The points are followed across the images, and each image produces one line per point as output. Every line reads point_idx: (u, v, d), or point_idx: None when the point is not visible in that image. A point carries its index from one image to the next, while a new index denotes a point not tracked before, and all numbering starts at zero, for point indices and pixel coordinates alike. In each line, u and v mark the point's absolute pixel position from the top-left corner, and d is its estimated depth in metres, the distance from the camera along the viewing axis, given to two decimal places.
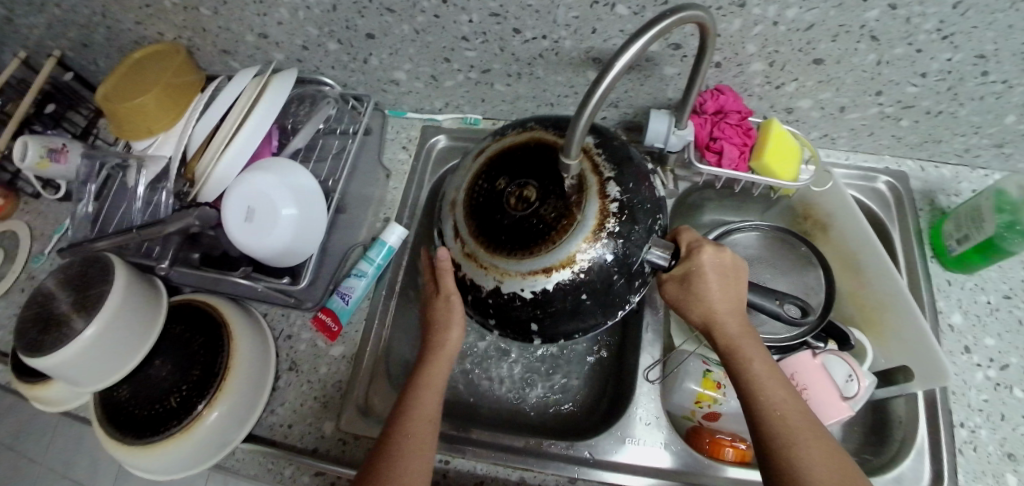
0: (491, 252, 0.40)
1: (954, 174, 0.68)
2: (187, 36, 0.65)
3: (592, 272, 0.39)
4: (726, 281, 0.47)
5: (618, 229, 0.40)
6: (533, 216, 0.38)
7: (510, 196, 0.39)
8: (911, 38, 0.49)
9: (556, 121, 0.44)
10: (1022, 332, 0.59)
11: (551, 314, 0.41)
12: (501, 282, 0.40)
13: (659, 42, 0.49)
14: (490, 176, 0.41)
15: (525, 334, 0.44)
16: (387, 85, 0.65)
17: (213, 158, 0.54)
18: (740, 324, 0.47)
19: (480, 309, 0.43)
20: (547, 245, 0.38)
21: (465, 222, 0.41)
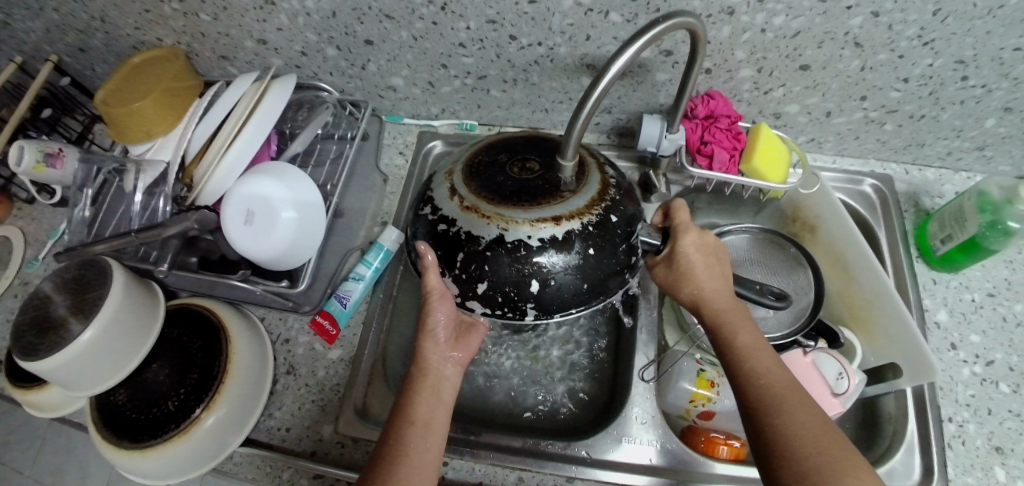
0: (497, 202, 0.39)
1: (937, 176, 0.70)
2: (186, 42, 0.66)
3: (597, 232, 0.40)
4: (712, 261, 0.49)
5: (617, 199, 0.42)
6: (541, 175, 0.40)
7: (517, 161, 0.41)
8: (893, 45, 0.51)
9: None
10: (1006, 329, 0.61)
11: (555, 269, 0.39)
12: (506, 230, 0.38)
13: (651, 48, 0.51)
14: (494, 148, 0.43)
15: (519, 303, 0.41)
16: (385, 91, 0.66)
17: (213, 161, 0.55)
18: (728, 301, 0.48)
19: (469, 279, 0.41)
20: (556, 197, 0.39)
21: (467, 179, 0.41)
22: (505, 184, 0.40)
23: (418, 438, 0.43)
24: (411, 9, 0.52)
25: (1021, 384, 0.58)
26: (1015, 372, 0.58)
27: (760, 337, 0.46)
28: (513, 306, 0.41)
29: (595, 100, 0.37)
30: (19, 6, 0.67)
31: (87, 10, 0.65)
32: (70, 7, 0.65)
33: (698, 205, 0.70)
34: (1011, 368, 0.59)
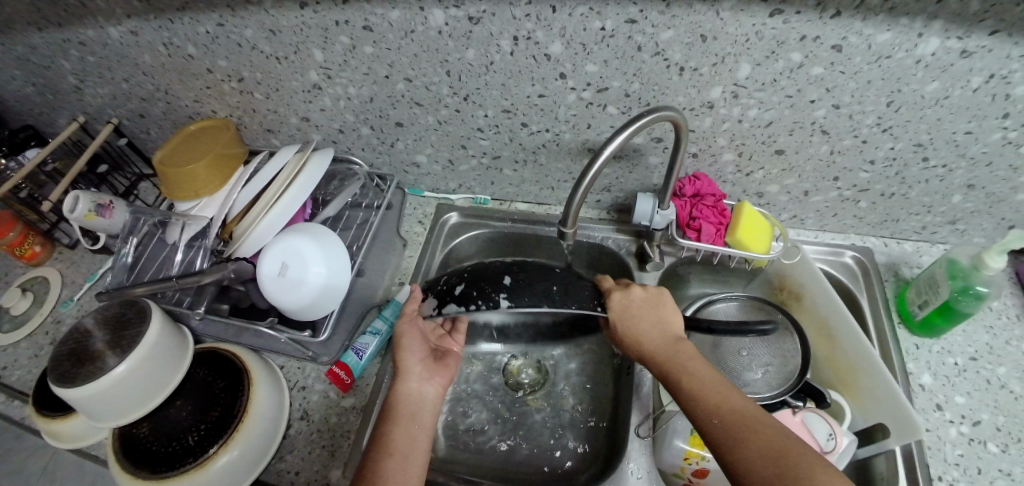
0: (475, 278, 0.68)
1: (915, 248, 0.75)
2: (237, 115, 0.75)
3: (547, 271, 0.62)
4: (647, 305, 0.56)
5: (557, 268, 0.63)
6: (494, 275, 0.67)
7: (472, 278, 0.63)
8: (856, 131, 0.58)
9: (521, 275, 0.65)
10: (990, 391, 0.64)
11: (524, 274, 0.58)
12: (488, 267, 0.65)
13: (643, 136, 0.59)
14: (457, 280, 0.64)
15: (493, 295, 0.55)
16: (409, 166, 0.74)
17: (255, 220, 0.61)
18: (668, 344, 0.53)
19: (449, 288, 0.58)
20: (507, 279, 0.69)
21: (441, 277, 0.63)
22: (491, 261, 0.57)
23: (393, 460, 0.48)
24: (438, 98, 0.61)
25: (1008, 443, 0.60)
26: (1002, 432, 0.61)
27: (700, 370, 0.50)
28: (486, 298, 0.55)
29: (592, 177, 0.48)
30: (95, 77, 0.77)
31: (154, 82, 0.75)
32: (139, 80, 0.75)
33: (690, 276, 0.75)
34: (998, 427, 0.61)
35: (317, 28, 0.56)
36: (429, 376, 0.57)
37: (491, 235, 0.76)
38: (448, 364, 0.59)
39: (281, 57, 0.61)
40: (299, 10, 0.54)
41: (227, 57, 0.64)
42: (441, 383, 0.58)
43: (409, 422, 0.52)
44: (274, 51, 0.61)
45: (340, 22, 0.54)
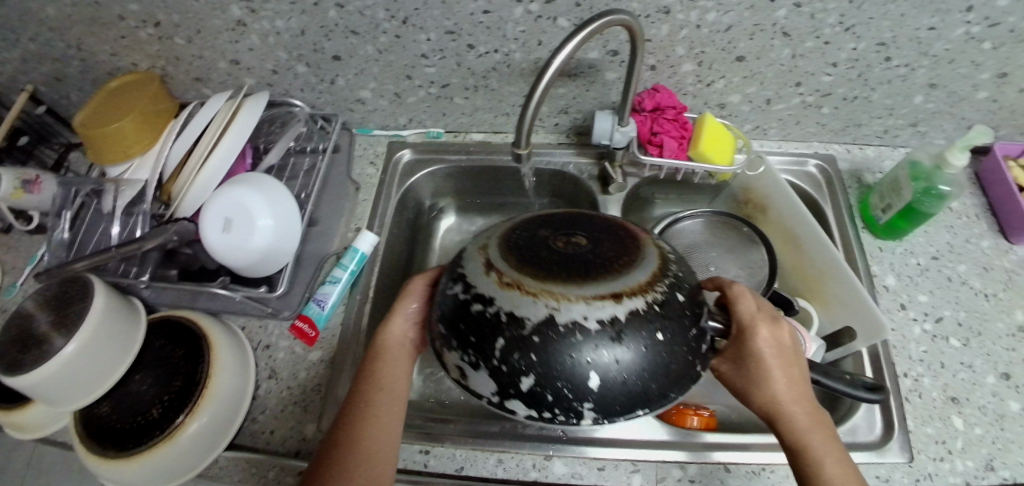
0: (541, 276, 0.31)
1: (877, 154, 0.73)
2: (162, 65, 0.68)
3: (539, 311, 0.31)
4: (783, 364, 0.42)
5: (550, 302, 0.31)
6: (549, 255, 0.32)
7: (558, 241, 0.34)
8: (818, 32, 0.56)
9: (544, 270, 0.32)
10: (952, 288, 0.64)
11: (512, 335, 0.31)
12: (540, 313, 0.30)
13: (599, 50, 0.56)
14: (567, 277, 0.31)
15: (478, 330, 0.32)
16: (354, 104, 0.68)
17: (189, 176, 0.59)
18: (811, 419, 0.42)
19: (496, 338, 0.32)
20: (547, 290, 0.31)
21: (531, 255, 0.33)
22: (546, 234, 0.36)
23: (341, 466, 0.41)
24: (374, 24, 0.56)
25: (969, 337, 0.61)
26: (963, 327, 0.61)
27: (843, 460, 0.40)
28: (492, 328, 0.32)
29: (543, 92, 0.45)
30: None
31: (63, 38, 0.67)
32: (46, 36, 0.67)
33: (655, 197, 0.73)
34: (959, 323, 0.61)
35: None
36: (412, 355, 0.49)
37: (447, 171, 0.71)
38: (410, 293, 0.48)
39: None
40: None
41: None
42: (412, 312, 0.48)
43: (382, 450, 0.43)
44: None
45: None
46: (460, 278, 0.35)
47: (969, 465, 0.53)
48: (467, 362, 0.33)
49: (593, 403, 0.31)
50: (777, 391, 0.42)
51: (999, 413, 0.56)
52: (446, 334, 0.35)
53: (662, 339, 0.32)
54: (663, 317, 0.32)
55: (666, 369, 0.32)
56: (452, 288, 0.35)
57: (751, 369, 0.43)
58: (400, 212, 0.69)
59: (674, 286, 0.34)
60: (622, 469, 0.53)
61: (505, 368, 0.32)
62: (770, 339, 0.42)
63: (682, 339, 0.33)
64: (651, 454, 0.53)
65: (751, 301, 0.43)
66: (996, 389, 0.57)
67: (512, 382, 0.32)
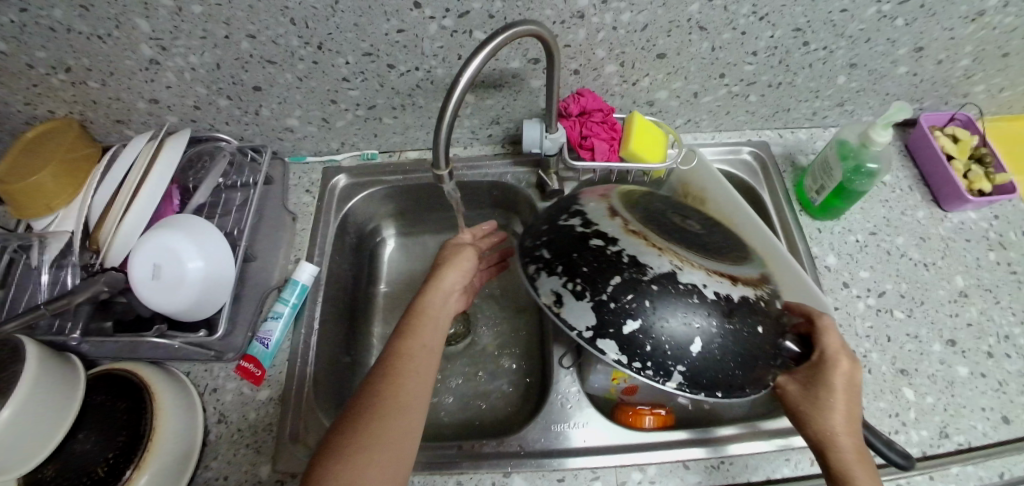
0: (668, 241, 0.39)
1: (809, 135, 0.74)
2: (80, 111, 0.66)
3: (670, 258, 0.37)
4: (849, 398, 0.44)
5: (679, 258, 0.37)
6: (685, 228, 0.42)
7: (685, 220, 0.43)
8: (734, 23, 0.56)
9: (672, 236, 0.40)
10: (891, 261, 0.65)
11: (631, 274, 0.37)
12: (678, 268, 0.37)
13: (519, 59, 0.56)
14: (686, 244, 0.40)
15: (597, 262, 0.38)
16: (283, 133, 0.67)
17: (113, 224, 0.57)
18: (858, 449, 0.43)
19: (610, 276, 0.37)
20: (677, 249, 0.38)
21: (654, 223, 0.41)
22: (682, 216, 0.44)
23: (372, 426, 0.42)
24: (289, 52, 0.55)
25: (912, 308, 0.62)
26: (906, 298, 0.62)
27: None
28: (613, 266, 0.37)
29: (456, 109, 0.44)
30: None
31: None
32: None
33: None
34: (901, 295, 0.63)
35: None
36: (457, 307, 0.52)
37: (387, 191, 0.71)
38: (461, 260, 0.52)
39: (103, 36, 0.54)
40: None
41: (43, 47, 0.55)
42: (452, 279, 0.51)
43: (409, 415, 0.43)
44: (92, 30, 0.53)
45: None
46: (670, 217, 0.43)
47: (922, 434, 0.54)
48: (572, 290, 0.38)
49: (686, 367, 0.36)
50: (839, 419, 0.43)
51: (947, 379, 0.57)
52: (551, 260, 0.40)
53: (759, 335, 0.37)
54: (766, 313, 0.38)
55: (751, 363, 0.37)
56: (570, 222, 0.42)
57: (817, 399, 0.43)
58: (341, 237, 0.68)
59: (771, 296, 0.40)
60: (582, 478, 0.51)
61: (613, 304, 0.36)
62: (844, 376, 0.44)
63: (771, 340, 0.38)
64: (660, 456, 0.52)
65: (837, 336, 0.44)
66: (943, 356, 0.59)
67: (609, 318, 0.36)
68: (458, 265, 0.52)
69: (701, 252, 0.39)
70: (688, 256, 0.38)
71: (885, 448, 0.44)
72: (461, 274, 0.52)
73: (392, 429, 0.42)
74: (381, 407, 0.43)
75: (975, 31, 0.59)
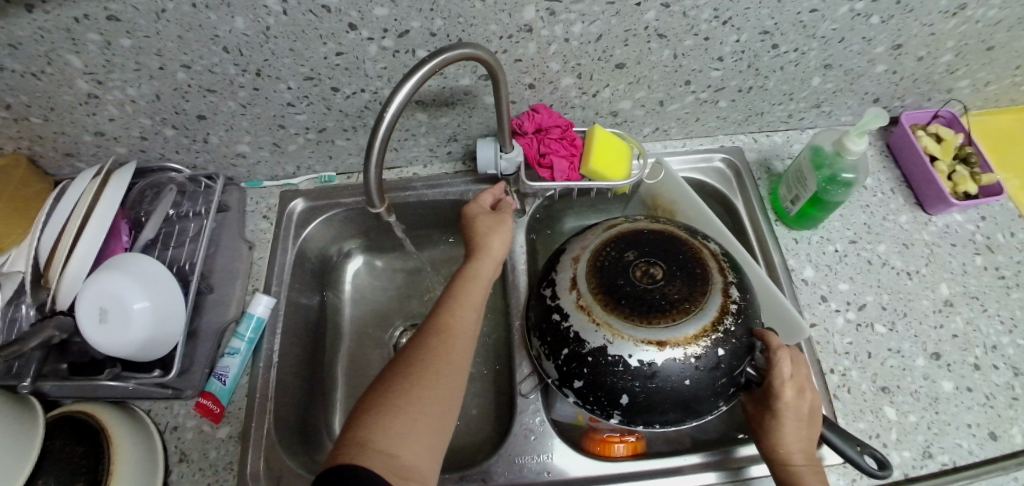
0: (609, 310, 0.46)
1: (785, 138, 0.71)
2: (26, 146, 0.64)
3: (608, 327, 0.46)
4: (802, 420, 0.47)
5: (616, 327, 0.45)
6: (630, 285, 0.47)
7: (638, 270, 0.47)
8: (695, 29, 0.53)
9: (618, 300, 0.46)
10: (871, 271, 0.63)
11: (576, 347, 0.48)
12: (612, 340, 0.45)
13: (469, 76, 0.53)
14: (630, 306, 0.46)
15: (557, 332, 0.49)
16: (235, 159, 0.65)
17: (58, 266, 0.55)
18: (810, 463, 0.47)
19: (563, 346, 0.48)
20: (618, 316, 0.46)
21: (604, 284, 0.48)
22: (635, 256, 0.49)
23: (426, 377, 0.40)
24: (228, 80, 0.53)
25: (895, 321, 0.60)
26: (887, 310, 0.61)
27: None
28: (565, 339, 0.48)
29: (386, 142, 0.42)
30: None
31: None
32: None
33: (566, 213, 0.68)
34: (883, 306, 0.61)
35: (58, 31, 0.47)
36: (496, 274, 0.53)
37: (346, 214, 0.68)
38: (505, 226, 0.53)
39: (35, 73, 0.51)
40: (23, 14, 0.44)
41: None
42: (499, 245, 0.52)
43: (453, 376, 0.42)
44: (24, 67, 0.51)
45: (77, 18, 0.45)
46: (627, 264, 0.48)
47: (905, 456, 0.52)
48: (545, 352, 0.51)
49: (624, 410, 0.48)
50: (789, 437, 0.47)
51: (930, 396, 0.55)
52: (535, 324, 0.53)
53: (687, 384, 0.45)
54: (695, 368, 0.45)
55: (685, 403, 0.46)
56: (548, 289, 0.52)
57: (768, 418, 0.48)
58: (301, 264, 0.66)
59: (716, 342, 0.45)
60: None
61: (565, 367, 0.49)
62: (793, 401, 0.47)
63: (704, 384, 0.45)
64: (684, 481, 0.51)
65: (791, 364, 0.48)
66: (927, 371, 0.57)
67: (565, 379, 0.49)
68: (502, 233, 0.53)
69: (642, 311, 0.45)
70: (625, 322, 0.45)
71: (856, 458, 0.45)
72: (505, 243, 0.53)
73: (445, 382, 0.41)
74: (436, 359, 0.42)
75: (957, 25, 0.55)
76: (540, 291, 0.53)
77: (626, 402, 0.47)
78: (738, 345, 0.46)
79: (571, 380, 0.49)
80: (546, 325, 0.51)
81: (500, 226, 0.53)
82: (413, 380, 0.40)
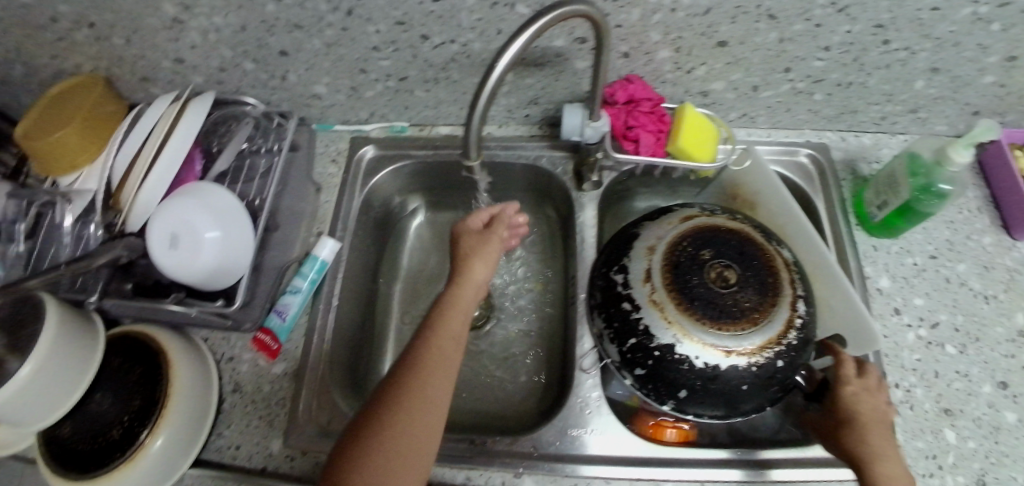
0: (681, 309, 0.47)
1: (874, 141, 0.68)
2: (104, 66, 0.64)
3: (677, 326, 0.46)
4: (881, 421, 0.46)
5: (686, 327, 0.46)
6: (703, 285, 0.47)
7: (713, 270, 0.47)
8: (808, 15, 0.50)
9: (691, 300, 0.47)
10: (949, 289, 0.60)
11: (644, 339, 0.48)
12: (679, 341, 0.46)
13: (565, 37, 0.51)
14: (702, 307, 0.46)
15: (624, 319, 0.50)
16: (310, 100, 0.64)
17: (134, 187, 0.56)
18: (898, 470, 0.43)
19: (631, 335, 0.49)
20: (689, 316, 0.46)
21: (678, 281, 0.48)
22: (711, 255, 0.49)
23: (395, 423, 0.40)
24: (317, 17, 0.51)
25: (966, 344, 0.57)
26: (960, 332, 0.58)
27: None
28: (636, 328, 0.49)
29: (490, 95, 0.41)
30: None
31: None
32: None
33: (636, 190, 0.67)
34: (956, 328, 0.58)
35: None
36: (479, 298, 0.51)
37: (414, 167, 0.67)
38: (491, 248, 0.51)
39: None
40: None
41: (66, 0, 0.53)
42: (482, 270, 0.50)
43: (431, 418, 0.41)
44: None
45: None
46: (703, 263, 0.48)
47: (960, 481, 0.51)
48: (607, 334, 0.52)
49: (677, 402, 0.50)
50: (874, 436, 0.45)
51: (994, 424, 0.53)
52: (601, 304, 0.53)
53: (744, 389, 0.47)
54: (753, 374, 0.46)
55: (735, 403, 0.48)
56: (617, 273, 0.52)
57: (845, 420, 0.46)
58: (365, 213, 0.66)
59: (777, 354, 0.47)
60: None
61: (629, 354, 0.50)
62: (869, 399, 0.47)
63: (758, 390, 0.47)
64: (739, 474, 0.50)
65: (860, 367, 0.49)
66: (992, 399, 0.55)
67: (626, 365, 0.51)
68: (486, 258, 0.51)
69: (713, 315, 0.46)
70: (696, 326, 0.46)
71: None
72: (488, 265, 0.51)
73: (423, 427, 0.41)
74: (415, 396, 0.41)
75: None
76: (608, 272, 0.53)
77: (681, 396, 0.49)
78: (797, 359, 0.48)
79: (632, 368, 0.50)
80: (613, 309, 0.51)
81: (485, 249, 0.51)
82: (383, 426, 0.40)
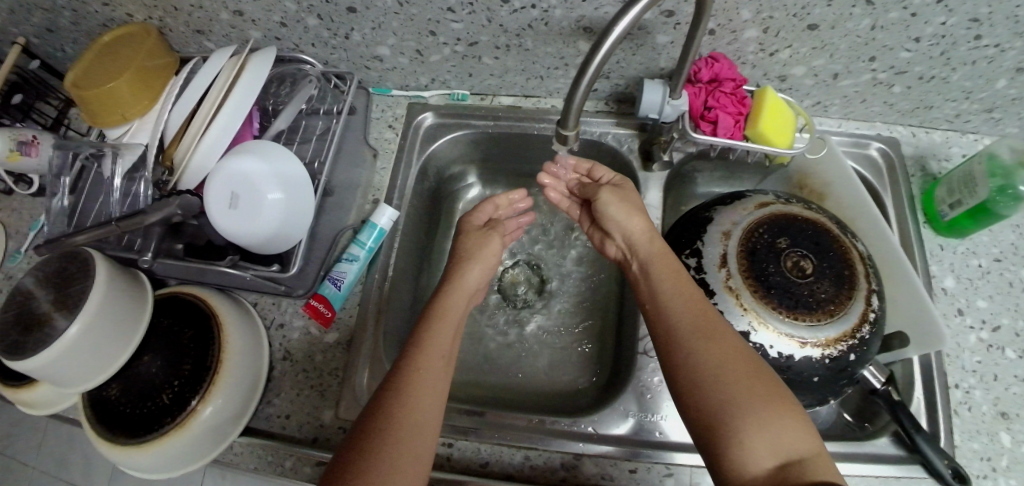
0: (758, 297, 0.45)
1: (944, 138, 0.66)
2: (159, 16, 0.62)
3: (752, 313, 0.45)
4: None
5: (762, 315, 0.45)
6: (781, 274, 0.46)
7: (791, 259, 0.46)
8: (906, 2, 0.47)
9: (768, 288, 0.45)
10: (1012, 293, 0.59)
11: None
12: (754, 329, 0.45)
13: (652, 9, 0.48)
14: (779, 295, 0.45)
15: None
16: (371, 62, 0.62)
17: (191, 145, 0.53)
18: None
19: None
20: (765, 304, 0.45)
21: (754, 268, 0.47)
22: (788, 245, 0.48)
23: (393, 415, 0.38)
24: None
25: None
26: (1022, 338, 0.57)
27: None
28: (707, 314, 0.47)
29: (596, 67, 0.38)
30: None
31: None
32: None
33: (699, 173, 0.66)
34: (1017, 333, 0.57)
35: None
36: (473, 301, 0.53)
37: (473, 137, 0.65)
38: (487, 249, 0.55)
39: None
40: None
41: None
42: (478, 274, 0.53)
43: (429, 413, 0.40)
44: None
45: None
46: (780, 252, 0.47)
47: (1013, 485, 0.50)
48: None
49: None
50: None
51: None
52: None
53: (814, 381, 0.46)
54: (825, 367, 0.45)
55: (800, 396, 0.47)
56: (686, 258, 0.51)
57: None
58: (422, 182, 0.65)
59: (850, 348, 0.45)
60: (655, 472, 0.49)
61: None
62: None
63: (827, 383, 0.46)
64: None
65: None
66: None
67: None
68: (483, 260, 0.54)
69: (791, 304, 0.45)
70: (772, 314, 0.45)
71: None
72: (484, 270, 0.53)
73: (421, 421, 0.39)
74: (410, 391, 0.40)
75: None
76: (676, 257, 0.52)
77: None
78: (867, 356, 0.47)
79: None
80: None
81: (478, 253, 0.54)
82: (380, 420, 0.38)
